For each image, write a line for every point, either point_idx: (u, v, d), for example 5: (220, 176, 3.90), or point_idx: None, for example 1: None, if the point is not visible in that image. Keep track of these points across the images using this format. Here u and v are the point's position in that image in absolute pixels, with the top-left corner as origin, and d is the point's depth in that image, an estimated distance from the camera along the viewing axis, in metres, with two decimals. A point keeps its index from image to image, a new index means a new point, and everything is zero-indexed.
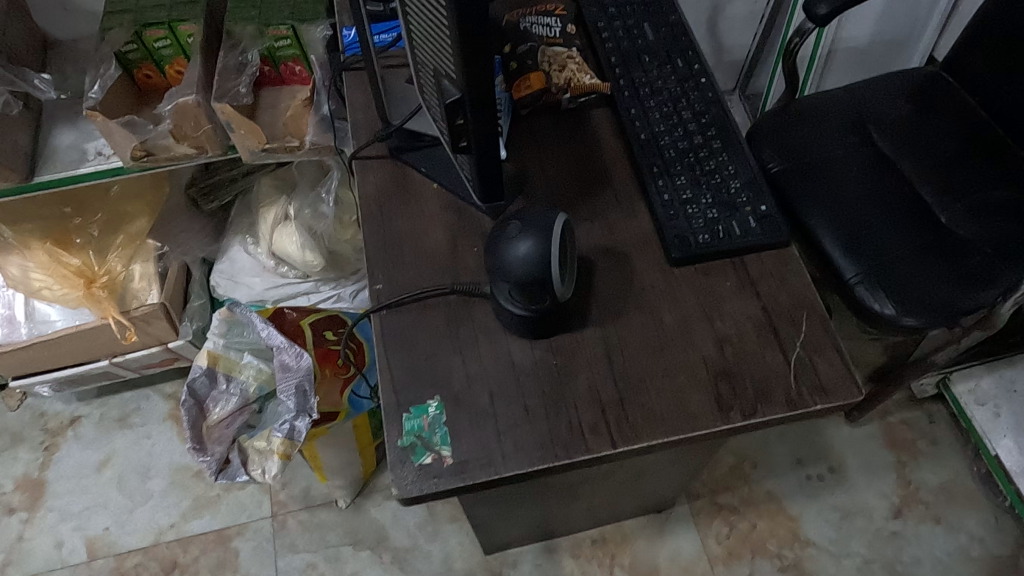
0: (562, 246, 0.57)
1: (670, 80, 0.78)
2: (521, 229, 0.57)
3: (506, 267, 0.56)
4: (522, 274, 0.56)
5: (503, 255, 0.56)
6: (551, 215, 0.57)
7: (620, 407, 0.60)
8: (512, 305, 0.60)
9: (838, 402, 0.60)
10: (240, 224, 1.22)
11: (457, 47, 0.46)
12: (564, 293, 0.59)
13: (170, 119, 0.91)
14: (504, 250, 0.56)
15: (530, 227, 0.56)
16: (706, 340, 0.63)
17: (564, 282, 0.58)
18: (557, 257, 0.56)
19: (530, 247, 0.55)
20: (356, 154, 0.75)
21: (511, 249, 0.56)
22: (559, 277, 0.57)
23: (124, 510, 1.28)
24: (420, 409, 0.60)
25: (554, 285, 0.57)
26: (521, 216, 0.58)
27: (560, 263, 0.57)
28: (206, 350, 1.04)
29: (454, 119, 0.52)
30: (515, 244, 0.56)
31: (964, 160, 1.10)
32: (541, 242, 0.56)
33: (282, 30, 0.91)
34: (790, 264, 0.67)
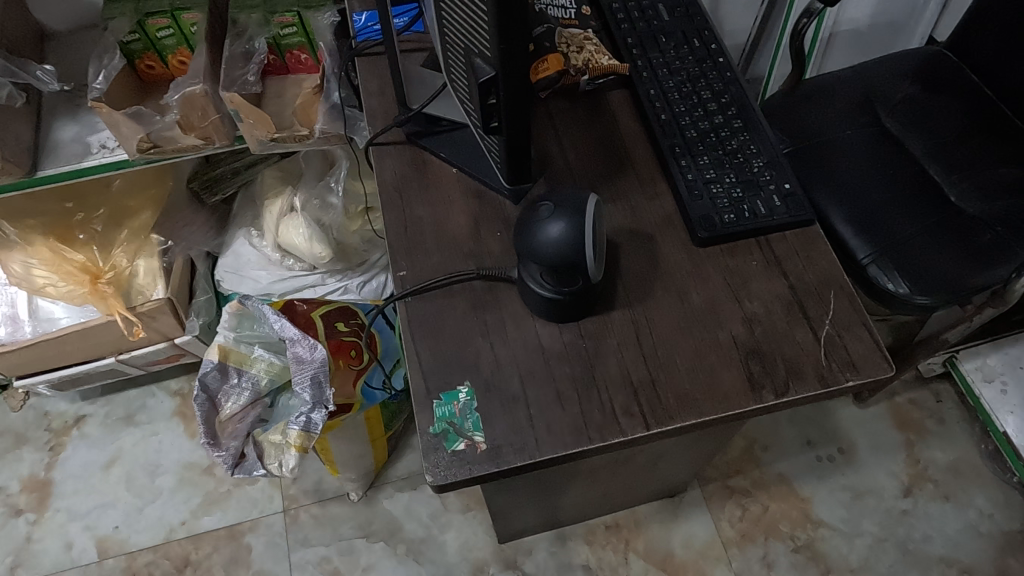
0: (596, 228, 0.56)
1: (687, 60, 0.77)
2: (553, 211, 0.55)
3: (539, 249, 0.55)
4: (556, 255, 0.55)
5: (536, 237, 0.55)
6: (583, 195, 0.56)
7: (651, 388, 0.60)
8: (545, 290, 0.59)
9: (869, 378, 0.60)
10: (243, 218, 1.22)
11: (495, 23, 0.45)
12: (597, 275, 0.58)
13: (177, 110, 0.90)
14: (537, 231, 0.55)
15: (562, 208, 0.55)
16: (735, 319, 0.63)
17: (597, 263, 0.57)
18: (591, 238, 0.55)
19: (564, 227, 0.55)
20: (373, 141, 0.74)
21: (542, 231, 0.55)
22: (593, 258, 0.56)
23: (134, 508, 1.27)
24: (450, 395, 0.60)
25: (588, 266, 0.56)
26: (552, 197, 0.57)
27: (594, 244, 0.56)
28: (216, 344, 1.03)
29: (486, 98, 0.51)
30: (546, 227, 0.55)
31: (971, 138, 1.10)
32: (576, 222, 0.55)
33: (288, 17, 0.90)
34: (815, 243, 0.67)
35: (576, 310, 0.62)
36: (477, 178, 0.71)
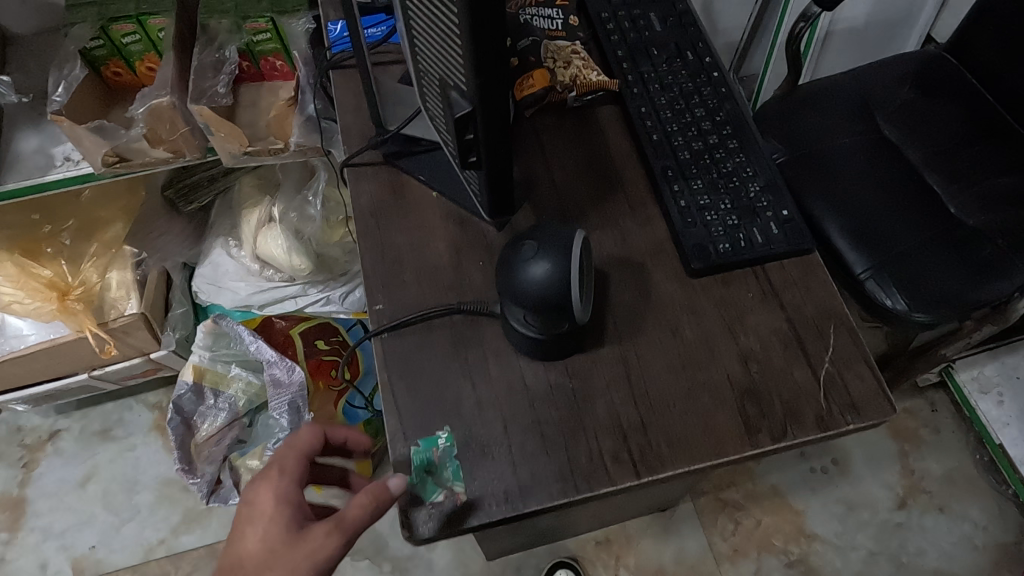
0: (582, 267, 0.52)
1: (680, 75, 0.73)
2: (538, 250, 0.51)
3: (521, 290, 0.52)
4: (539, 297, 0.51)
5: (518, 278, 0.52)
6: (569, 232, 0.53)
7: (642, 433, 0.57)
8: (527, 332, 0.55)
9: (871, 421, 0.57)
10: (221, 226, 1.18)
11: (471, 57, 0.41)
12: (583, 318, 0.54)
13: (143, 122, 0.85)
14: (519, 271, 0.52)
15: (547, 246, 0.51)
16: (730, 357, 0.60)
17: (584, 304, 0.54)
18: (577, 279, 0.52)
19: (548, 269, 0.51)
20: (348, 162, 0.69)
21: (526, 273, 0.51)
22: (580, 300, 0.52)
23: (111, 527, 1.23)
24: (429, 441, 0.56)
25: (573, 309, 0.52)
26: (537, 234, 0.53)
27: (579, 284, 0.53)
28: (192, 364, 0.99)
29: (463, 133, 0.47)
30: (530, 268, 0.51)
31: (971, 145, 1.06)
32: (561, 263, 0.51)
33: (262, 23, 0.85)
34: (814, 272, 0.63)
35: (562, 347, 0.58)
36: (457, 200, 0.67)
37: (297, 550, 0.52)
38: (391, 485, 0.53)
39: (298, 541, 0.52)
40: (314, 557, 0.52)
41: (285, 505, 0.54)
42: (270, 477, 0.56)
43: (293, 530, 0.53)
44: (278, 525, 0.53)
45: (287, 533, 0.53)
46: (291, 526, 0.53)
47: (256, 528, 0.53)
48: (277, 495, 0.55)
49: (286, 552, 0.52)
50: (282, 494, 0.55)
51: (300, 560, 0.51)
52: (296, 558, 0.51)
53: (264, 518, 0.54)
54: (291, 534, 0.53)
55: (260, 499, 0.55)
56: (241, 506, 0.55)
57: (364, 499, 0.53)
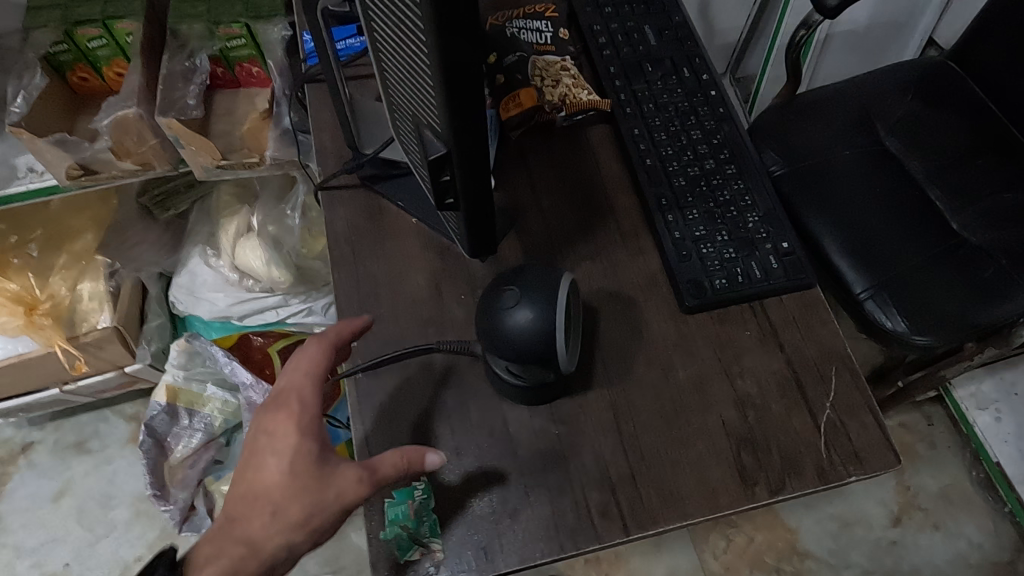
0: (568, 315, 0.49)
1: (676, 93, 0.69)
2: (520, 297, 0.48)
3: (505, 341, 0.48)
4: (525, 350, 0.48)
5: (500, 329, 0.48)
6: (556, 276, 0.49)
7: (632, 485, 0.53)
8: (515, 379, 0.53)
9: (874, 472, 0.54)
10: (198, 234, 1.13)
11: (444, 94, 0.37)
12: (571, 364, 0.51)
13: (108, 135, 0.80)
14: (501, 321, 0.48)
15: (531, 292, 0.48)
16: (725, 401, 0.56)
17: (569, 353, 0.50)
18: (563, 328, 0.48)
19: (533, 318, 0.47)
20: (324, 185, 0.65)
21: (508, 322, 0.47)
22: (565, 350, 0.48)
23: (85, 544, 1.19)
24: (405, 493, 0.52)
25: (561, 360, 0.49)
26: (519, 279, 0.49)
27: (565, 332, 0.49)
28: (165, 383, 0.96)
29: (439, 175, 0.43)
30: (512, 317, 0.47)
31: (974, 159, 1.02)
32: (547, 311, 0.47)
33: (234, 29, 0.80)
34: (815, 309, 0.60)
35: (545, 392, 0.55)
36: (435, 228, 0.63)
37: (325, 491, 0.47)
38: (428, 459, 0.50)
39: (325, 480, 0.47)
40: (339, 501, 0.47)
41: (310, 439, 0.48)
42: (288, 408, 0.49)
43: (320, 465, 0.48)
44: (303, 460, 0.48)
45: (314, 467, 0.48)
46: (317, 460, 0.48)
47: (279, 459, 0.48)
48: (299, 426, 0.48)
49: (312, 490, 0.47)
50: (305, 426, 0.49)
51: (330, 501, 0.47)
52: (326, 499, 0.47)
53: (287, 450, 0.48)
54: (316, 470, 0.47)
55: (279, 431, 0.49)
56: (256, 432, 0.50)
57: (397, 459, 0.48)
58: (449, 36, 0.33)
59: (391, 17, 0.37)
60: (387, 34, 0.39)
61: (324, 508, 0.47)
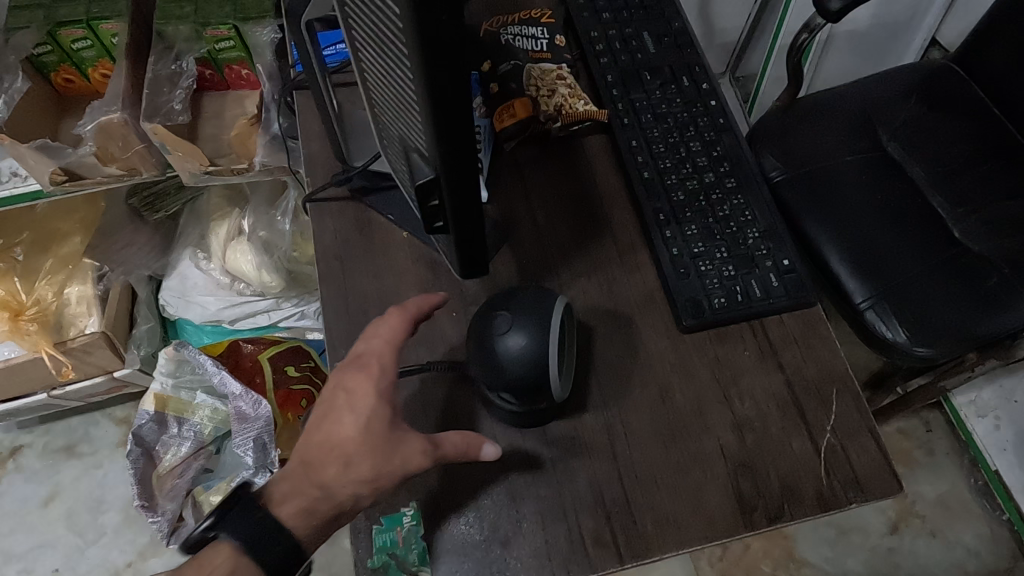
0: (562, 340, 0.47)
1: (675, 103, 0.67)
2: (512, 322, 0.46)
3: (496, 369, 0.46)
4: (517, 377, 0.46)
5: (492, 356, 0.46)
6: (550, 299, 0.48)
7: (627, 511, 0.52)
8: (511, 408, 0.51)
9: (875, 498, 0.52)
10: (188, 236, 1.10)
11: (430, 120, 0.35)
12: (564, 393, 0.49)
13: (93, 140, 0.78)
14: (492, 348, 0.46)
15: (523, 318, 0.46)
16: (723, 425, 0.55)
17: (562, 380, 0.49)
18: (557, 353, 0.47)
19: (524, 343, 0.46)
20: (311, 197, 0.63)
21: (499, 349, 0.46)
22: (558, 379, 0.47)
23: (75, 549, 1.18)
24: (393, 519, 0.51)
25: (553, 387, 0.47)
26: (512, 304, 0.47)
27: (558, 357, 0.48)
28: (153, 392, 0.95)
29: (428, 200, 0.41)
30: (505, 343, 0.46)
31: (977, 165, 1.00)
32: (540, 336, 0.46)
33: (223, 30, 0.78)
34: (816, 328, 0.58)
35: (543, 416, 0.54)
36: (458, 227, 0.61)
37: (392, 459, 0.47)
38: (485, 450, 0.50)
39: (393, 448, 0.47)
40: (405, 470, 0.47)
41: (385, 404, 0.48)
42: (369, 370, 0.48)
43: (390, 432, 0.47)
44: (378, 422, 0.47)
45: (388, 431, 0.47)
46: (390, 426, 0.47)
47: (355, 417, 0.47)
48: (377, 389, 0.48)
49: (380, 456, 0.46)
50: (383, 391, 0.48)
51: (396, 469, 0.47)
52: (391, 467, 0.47)
53: (364, 410, 0.47)
54: (390, 435, 0.47)
55: (357, 391, 0.48)
56: (333, 387, 0.48)
57: (459, 441, 0.49)
58: (436, 62, 0.31)
59: (374, 39, 0.35)
60: (372, 54, 0.37)
61: (391, 473, 0.47)
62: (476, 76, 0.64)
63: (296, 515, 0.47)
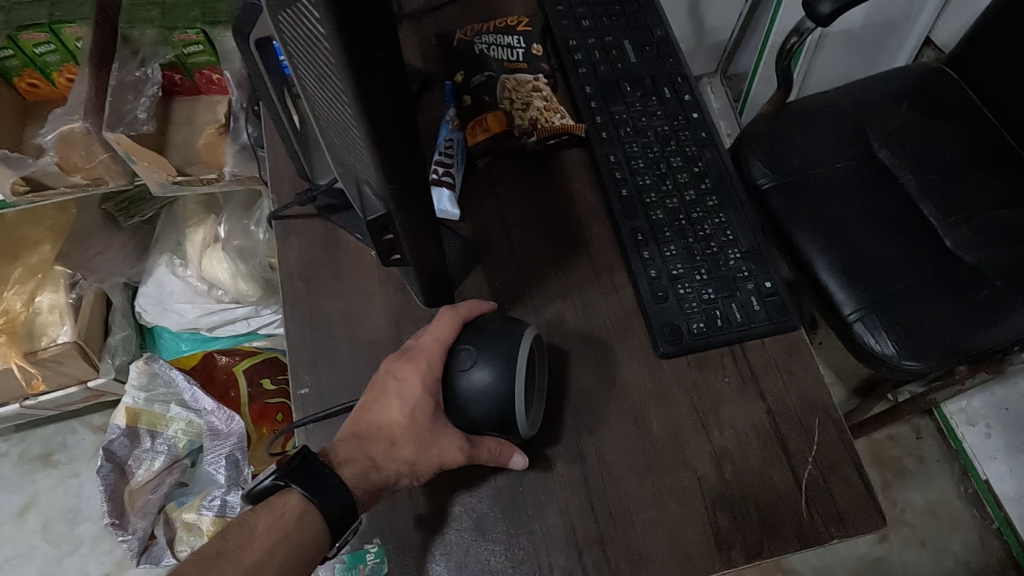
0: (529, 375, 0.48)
1: (656, 116, 0.65)
2: (475, 358, 0.48)
3: (464, 406, 0.48)
4: (483, 414, 0.48)
5: (457, 392, 0.48)
6: (516, 332, 0.49)
7: (599, 548, 0.49)
8: (511, 438, 0.50)
9: (857, 534, 0.50)
10: (165, 242, 1.06)
11: (374, 151, 0.32)
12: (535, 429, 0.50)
13: (54, 151, 0.75)
14: (458, 384, 0.48)
15: (488, 353, 0.48)
16: (701, 456, 0.52)
17: (530, 417, 0.49)
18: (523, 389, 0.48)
19: (489, 379, 0.47)
20: (277, 214, 0.61)
21: (466, 382, 0.48)
22: (524, 418, 0.48)
23: (51, 560, 1.16)
24: (356, 556, 0.50)
25: (521, 426, 0.48)
26: (477, 339, 0.49)
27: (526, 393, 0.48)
28: (125, 406, 0.93)
29: (382, 233, 0.39)
30: (470, 377, 0.48)
31: (969, 172, 0.98)
32: (505, 372, 0.47)
33: (191, 34, 0.74)
34: (798, 354, 0.56)
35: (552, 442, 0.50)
36: (454, 231, 0.60)
37: (430, 450, 0.47)
38: (515, 460, 0.49)
39: (430, 441, 0.47)
40: (441, 460, 0.47)
41: (430, 397, 0.48)
42: (417, 363, 0.48)
43: (428, 429, 0.47)
44: (423, 411, 0.48)
45: (432, 422, 0.48)
46: (435, 417, 0.48)
47: (404, 404, 0.47)
48: (425, 381, 0.48)
49: (418, 445, 0.47)
50: (429, 384, 0.48)
51: (433, 460, 0.47)
52: (430, 456, 0.47)
53: (413, 400, 0.47)
54: (433, 426, 0.47)
55: (405, 381, 0.48)
56: (385, 373, 0.49)
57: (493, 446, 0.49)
58: (375, 95, 0.29)
59: (313, 68, 0.32)
60: (312, 83, 0.35)
61: (428, 463, 0.47)
62: (450, 85, 0.65)
63: (353, 478, 0.46)
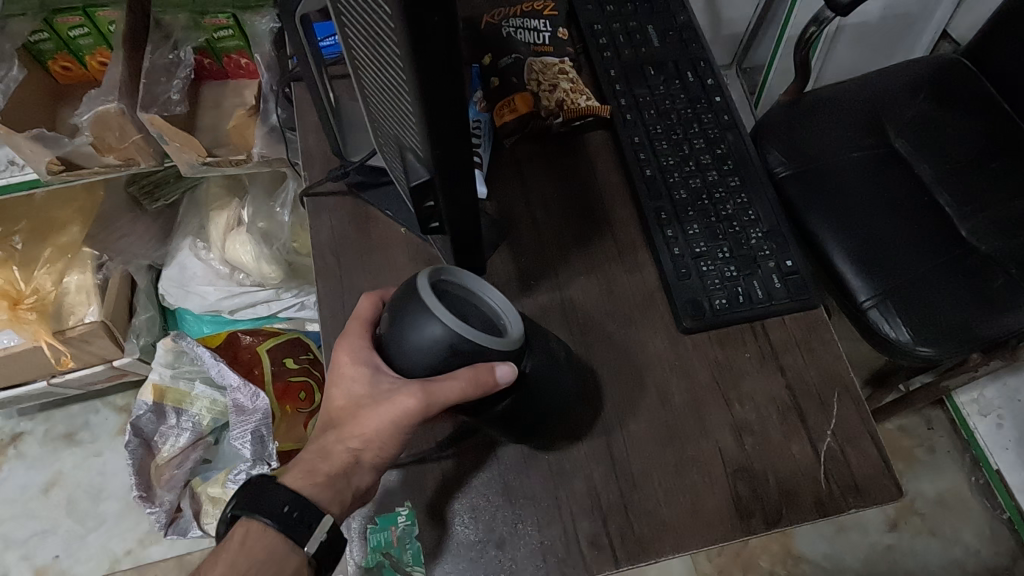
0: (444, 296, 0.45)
1: (678, 99, 0.66)
2: (391, 318, 0.46)
3: (407, 359, 0.46)
4: (428, 352, 0.45)
5: (395, 355, 0.47)
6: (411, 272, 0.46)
7: (623, 515, 0.51)
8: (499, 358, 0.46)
9: (872, 505, 0.51)
10: (187, 225, 1.08)
11: (425, 115, 0.34)
12: (514, 340, 0.45)
13: (89, 131, 0.77)
14: (391, 345, 0.47)
15: (396, 305, 0.46)
16: (723, 428, 0.54)
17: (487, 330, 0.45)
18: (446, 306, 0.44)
19: (407, 325, 0.45)
20: (308, 191, 0.63)
21: (397, 344, 0.46)
22: (466, 328, 0.44)
23: (75, 536, 1.18)
24: (387, 519, 0.52)
25: (472, 336, 0.44)
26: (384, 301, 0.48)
27: (458, 310, 0.45)
28: (151, 383, 0.94)
29: (423, 201, 0.41)
30: (397, 337, 0.46)
31: (983, 163, 0.98)
32: (414, 301, 0.45)
33: (222, 19, 0.76)
34: (818, 332, 0.58)
35: (531, 430, 0.51)
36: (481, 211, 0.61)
37: (385, 406, 0.47)
38: (497, 373, 0.44)
39: (379, 400, 0.47)
40: (394, 413, 0.47)
41: (364, 367, 0.48)
42: (344, 348, 0.50)
43: (373, 394, 0.48)
44: (361, 384, 0.48)
45: (372, 387, 0.48)
46: (379, 381, 0.48)
47: (344, 386, 0.49)
48: (353, 358, 0.49)
49: (374, 407, 0.47)
50: (359, 359, 0.49)
51: (388, 419, 0.47)
52: (382, 416, 0.47)
53: (347, 380, 0.49)
54: (373, 388, 0.48)
55: (341, 366, 0.50)
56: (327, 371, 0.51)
57: (457, 379, 0.44)
58: (427, 60, 0.30)
59: (367, 34, 0.35)
60: (365, 49, 0.37)
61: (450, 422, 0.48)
62: (476, 68, 0.65)
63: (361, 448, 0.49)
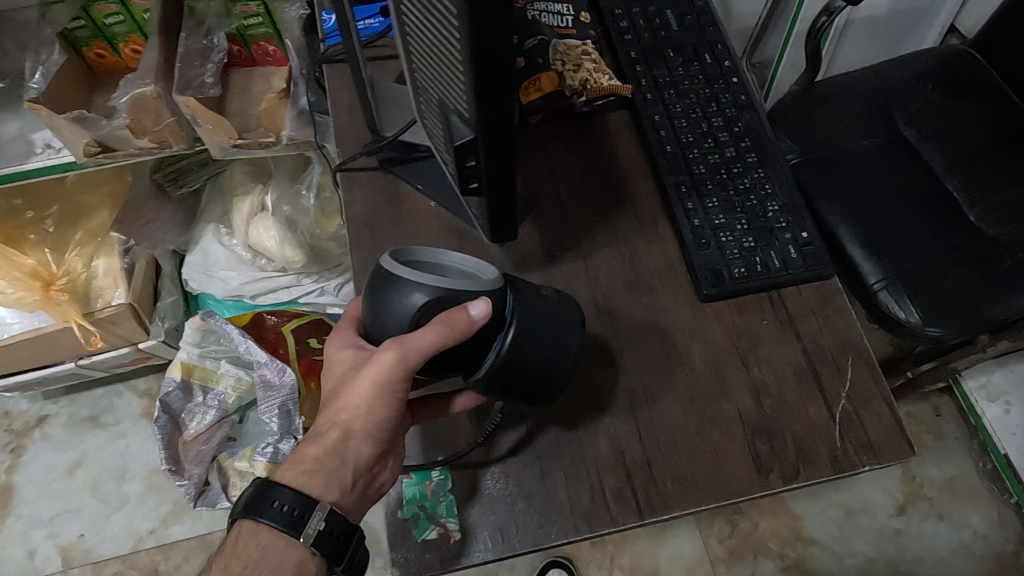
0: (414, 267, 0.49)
1: (697, 80, 0.69)
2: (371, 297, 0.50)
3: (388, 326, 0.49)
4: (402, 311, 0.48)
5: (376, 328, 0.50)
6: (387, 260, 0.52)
7: (646, 470, 0.53)
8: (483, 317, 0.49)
9: (886, 463, 0.54)
10: (210, 212, 1.11)
11: (471, 79, 0.37)
12: (482, 288, 0.48)
13: (126, 112, 0.80)
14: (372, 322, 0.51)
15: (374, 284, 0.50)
16: (742, 391, 0.56)
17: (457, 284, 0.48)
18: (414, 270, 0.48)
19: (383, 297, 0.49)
20: (342, 166, 0.66)
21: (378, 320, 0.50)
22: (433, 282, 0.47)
23: (100, 516, 1.21)
24: (422, 474, 0.55)
25: (438, 284, 0.47)
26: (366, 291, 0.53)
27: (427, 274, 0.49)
28: (180, 360, 0.98)
29: (464, 161, 0.44)
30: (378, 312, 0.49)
31: (991, 150, 1.00)
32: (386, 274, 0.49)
33: (252, 7, 0.81)
34: (832, 300, 0.60)
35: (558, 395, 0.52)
36: None
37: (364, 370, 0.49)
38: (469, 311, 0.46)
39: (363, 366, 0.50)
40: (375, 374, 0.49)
41: (350, 348, 0.52)
42: (333, 341, 0.54)
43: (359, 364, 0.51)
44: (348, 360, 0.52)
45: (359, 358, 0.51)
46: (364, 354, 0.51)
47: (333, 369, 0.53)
48: (341, 344, 0.53)
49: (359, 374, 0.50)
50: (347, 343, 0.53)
51: (370, 379, 0.49)
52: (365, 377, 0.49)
53: (336, 363, 0.52)
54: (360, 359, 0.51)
55: (331, 354, 0.53)
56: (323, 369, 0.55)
57: (428, 326, 0.47)
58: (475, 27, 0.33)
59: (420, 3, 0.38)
60: (415, 19, 0.40)
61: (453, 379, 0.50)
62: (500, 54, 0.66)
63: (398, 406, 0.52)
